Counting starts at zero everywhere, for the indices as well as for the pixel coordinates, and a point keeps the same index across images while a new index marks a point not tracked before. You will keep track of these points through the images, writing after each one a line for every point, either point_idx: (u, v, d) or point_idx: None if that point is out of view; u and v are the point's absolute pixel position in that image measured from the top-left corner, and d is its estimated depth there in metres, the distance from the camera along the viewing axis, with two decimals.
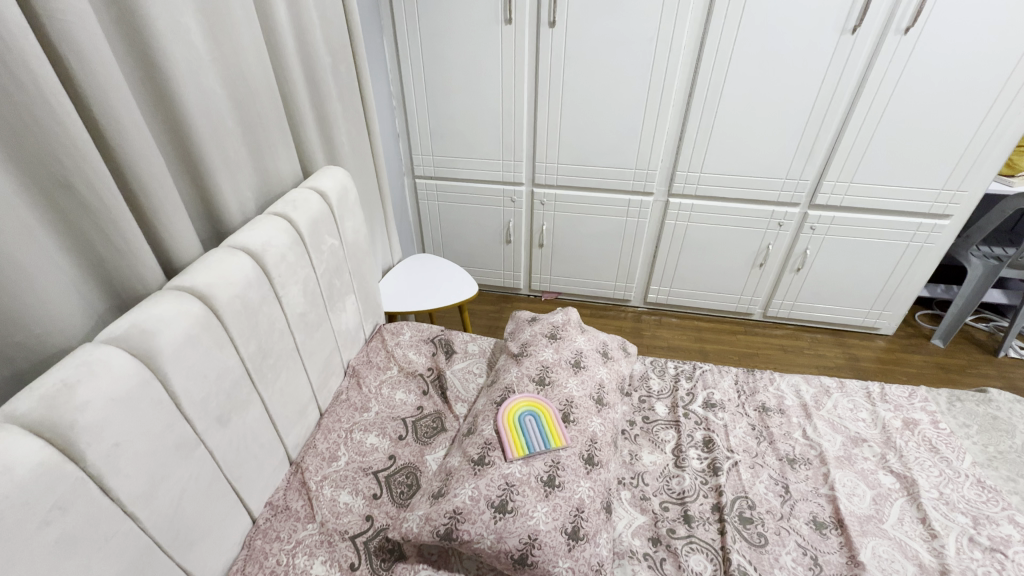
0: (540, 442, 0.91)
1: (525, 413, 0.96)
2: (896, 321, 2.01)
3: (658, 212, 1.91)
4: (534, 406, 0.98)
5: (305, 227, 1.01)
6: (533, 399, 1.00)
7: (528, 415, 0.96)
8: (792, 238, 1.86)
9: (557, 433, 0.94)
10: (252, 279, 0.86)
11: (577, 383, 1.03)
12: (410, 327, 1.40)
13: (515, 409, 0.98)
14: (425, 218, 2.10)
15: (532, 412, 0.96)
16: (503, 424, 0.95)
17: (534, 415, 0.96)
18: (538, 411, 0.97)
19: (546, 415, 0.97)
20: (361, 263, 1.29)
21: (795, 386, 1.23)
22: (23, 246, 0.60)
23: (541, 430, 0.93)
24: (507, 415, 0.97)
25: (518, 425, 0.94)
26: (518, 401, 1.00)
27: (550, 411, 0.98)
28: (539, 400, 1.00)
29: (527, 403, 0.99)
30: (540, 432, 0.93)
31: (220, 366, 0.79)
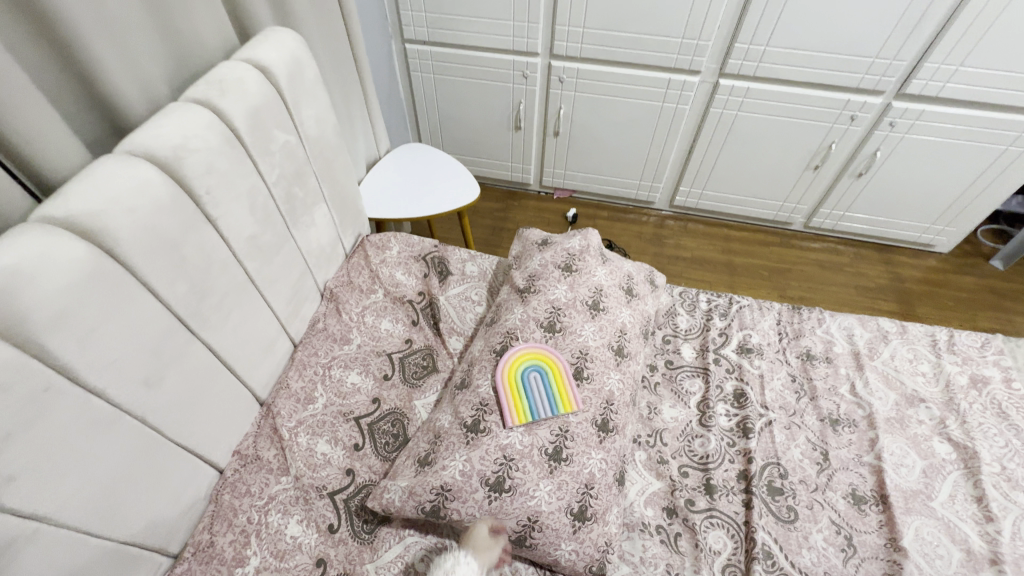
0: (546, 406, 0.77)
1: (529, 368, 0.80)
2: (956, 239, 1.76)
3: (703, 96, 1.55)
4: (540, 358, 0.82)
5: (239, 120, 0.74)
6: (539, 350, 0.83)
7: (532, 372, 0.79)
8: (862, 135, 1.53)
9: (567, 394, 0.78)
10: (165, 201, 0.63)
11: (596, 330, 0.85)
12: (399, 239, 1.18)
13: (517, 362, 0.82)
14: (419, 96, 1.75)
15: (537, 368, 0.80)
16: (501, 384, 0.79)
17: (540, 372, 0.79)
18: (545, 365, 0.81)
19: (553, 371, 0.81)
20: (331, 163, 1.03)
21: (848, 329, 1.05)
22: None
23: (549, 390, 0.78)
24: (506, 371, 0.81)
25: (520, 384, 0.79)
26: (520, 352, 0.83)
27: (559, 365, 0.81)
28: (546, 350, 0.83)
29: (531, 354, 0.82)
30: (547, 393, 0.78)
31: (134, 321, 0.60)
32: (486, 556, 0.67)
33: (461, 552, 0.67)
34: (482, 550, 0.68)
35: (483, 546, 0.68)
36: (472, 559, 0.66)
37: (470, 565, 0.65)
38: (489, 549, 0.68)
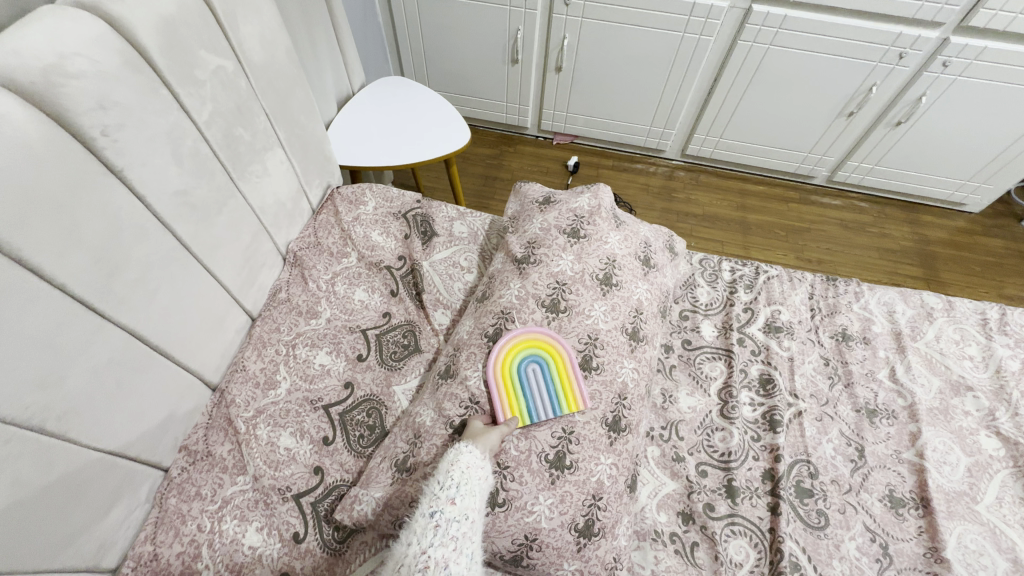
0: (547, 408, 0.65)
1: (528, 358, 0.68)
2: (991, 198, 1.61)
3: (730, 26, 1.34)
4: (541, 346, 0.68)
5: (146, 35, 0.56)
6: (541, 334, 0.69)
7: (528, 367, 0.66)
8: (908, 76, 1.34)
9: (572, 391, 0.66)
10: (37, 145, 0.46)
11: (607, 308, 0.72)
12: (375, 192, 1.01)
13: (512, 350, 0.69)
14: (400, 20, 1.51)
15: (536, 359, 0.67)
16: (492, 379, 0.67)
17: (537, 367, 0.66)
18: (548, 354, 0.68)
19: (556, 363, 0.67)
20: (286, 98, 0.84)
21: (888, 305, 0.93)
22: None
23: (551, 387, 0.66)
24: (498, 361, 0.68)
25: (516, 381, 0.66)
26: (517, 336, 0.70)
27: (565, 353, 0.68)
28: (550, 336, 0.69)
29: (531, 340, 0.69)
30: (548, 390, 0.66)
31: (12, 311, 0.46)
32: (489, 438, 0.60)
33: (459, 444, 0.59)
34: (484, 436, 0.60)
35: (481, 433, 0.61)
36: (472, 447, 0.58)
37: (474, 453, 0.58)
38: (491, 434, 0.61)
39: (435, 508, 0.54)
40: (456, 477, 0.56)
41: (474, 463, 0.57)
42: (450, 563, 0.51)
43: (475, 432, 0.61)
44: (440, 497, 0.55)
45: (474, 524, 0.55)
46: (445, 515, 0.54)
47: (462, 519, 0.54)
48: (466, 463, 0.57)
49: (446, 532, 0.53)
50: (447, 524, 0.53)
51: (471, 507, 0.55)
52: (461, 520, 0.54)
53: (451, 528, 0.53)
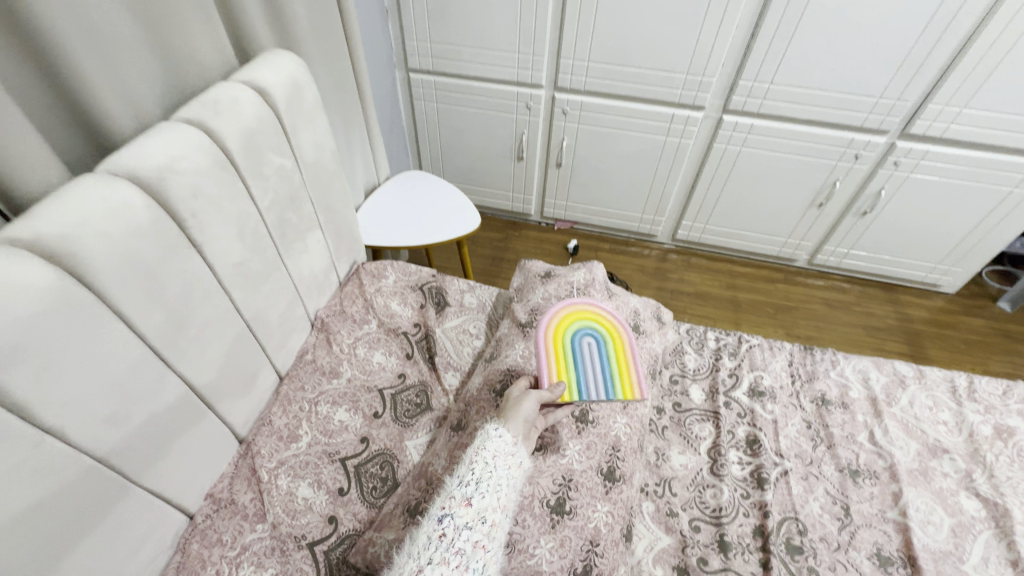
0: (589, 373, 0.79)
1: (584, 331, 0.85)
2: (963, 280, 1.73)
3: (706, 132, 1.55)
4: (606, 327, 0.86)
5: (234, 144, 0.72)
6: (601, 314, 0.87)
7: (597, 341, 0.83)
8: (867, 174, 1.53)
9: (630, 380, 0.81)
10: (145, 224, 0.59)
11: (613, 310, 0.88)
12: (395, 267, 1.14)
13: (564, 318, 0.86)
14: (422, 124, 1.75)
15: (594, 332, 0.85)
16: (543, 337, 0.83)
17: (601, 347, 0.83)
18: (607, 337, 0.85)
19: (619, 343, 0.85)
20: (328, 189, 1.00)
21: (863, 373, 1.00)
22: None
23: (606, 369, 0.81)
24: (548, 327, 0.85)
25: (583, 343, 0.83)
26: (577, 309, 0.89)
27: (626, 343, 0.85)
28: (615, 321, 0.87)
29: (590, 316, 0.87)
30: (602, 373, 0.80)
31: (101, 354, 0.56)
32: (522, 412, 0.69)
33: (490, 426, 0.67)
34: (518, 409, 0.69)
35: (515, 412, 0.69)
36: (501, 431, 0.66)
37: (502, 438, 0.65)
38: (523, 409, 0.70)
39: (446, 512, 0.57)
40: (477, 473, 0.61)
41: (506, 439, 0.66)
42: None
43: (510, 405, 0.71)
44: (455, 498, 0.58)
45: (486, 532, 0.57)
46: (456, 520, 0.56)
47: (474, 524, 0.57)
48: (490, 454, 0.63)
49: (451, 542, 0.54)
50: (458, 531, 0.55)
51: (485, 509, 0.58)
52: (473, 527, 0.57)
53: (463, 533, 0.55)
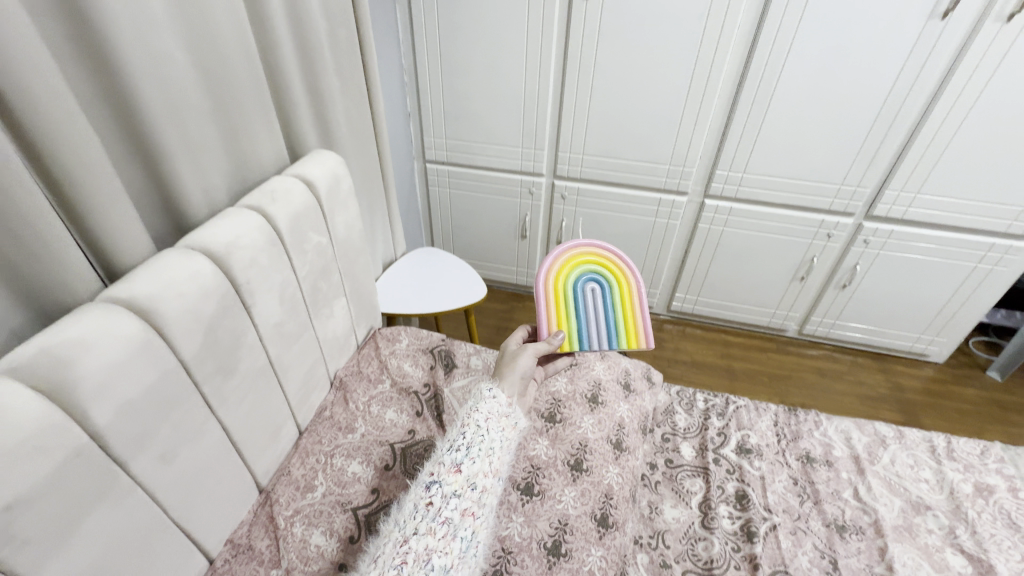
0: (591, 321, 0.93)
1: (588, 276, 0.97)
2: (950, 349, 1.80)
3: (691, 214, 1.73)
4: (609, 270, 0.97)
5: (284, 224, 0.87)
6: (605, 256, 0.98)
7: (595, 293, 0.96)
8: (841, 250, 1.67)
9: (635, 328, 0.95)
10: (211, 289, 0.72)
11: (617, 252, 0.97)
12: (408, 333, 1.25)
13: (566, 263, 0.97)
14: (435, 207, 1.96)
15: (597, 280, 0.97)
16: (553, 287, 0.95)
17: (601, 298, 0.96)
18: (611, 281, 0.97)
19: (622, 289, 0.97)
20: (355, 262, 1.14)
21: (845, 433, 1.07)
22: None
23: (610, 319, 0.94)
24: (551, 276, 0.96)
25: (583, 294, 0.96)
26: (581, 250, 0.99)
27: (631, 285, 0.97)
28: (621, 263, 0.98)
29: (592, 259, 0.98)
30: (607, 321, 0.94)
31: (164, 395, 0.66)
32: (520, 366, 0.82)
33: (483, 386, 0.77)
34: (517, 363, 0.82)
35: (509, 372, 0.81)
36: (494, 391, 0.76)
37: (495, 398, 0.75)
38: (522, 363, 0.82)
39: (436, 479, 0.64)
40: (467, 440, 0.69)
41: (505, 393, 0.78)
42: (430, 559, 0.58)
43: (508, 361, 0.84)
44: (444, 467, 0.66)
45: (474, 500, 0.64)
46: (444, 487, 0.64)
47: (461, 492, 0.64)
48: (480, 422, 0.71)
49: (437, 512, 0.61)
50: (445, 500, 0.63)
51: (472, 476, 0.66)
52: (461, 496, 0.64)
53: (451, 501, 0.63)
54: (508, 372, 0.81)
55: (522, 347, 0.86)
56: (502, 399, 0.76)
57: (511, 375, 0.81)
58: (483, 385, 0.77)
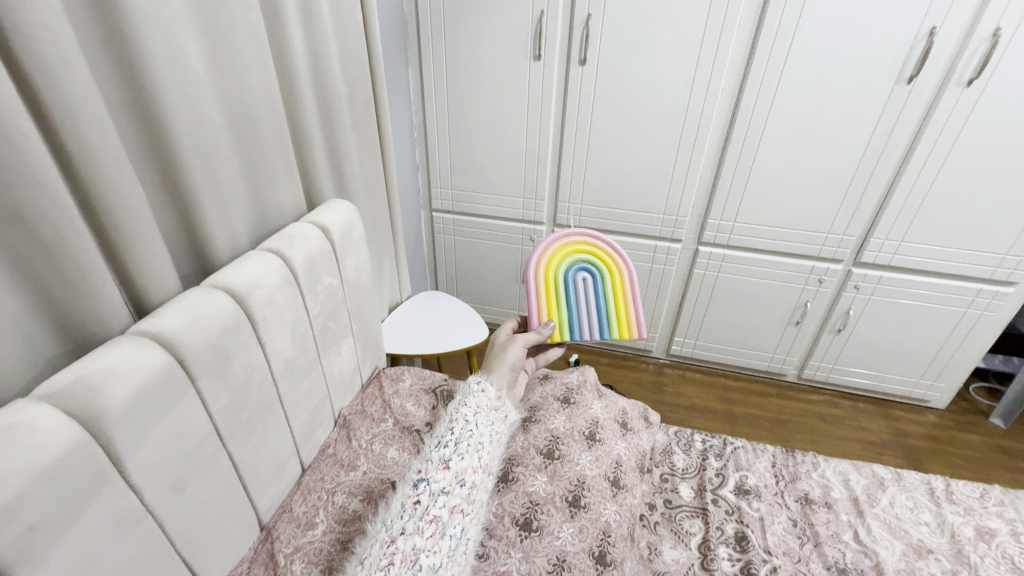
0: (582, 310, 1.00)
1: (578, 267, 1.02)
2: (950, 395, 1.81)
3: (686, 261, 1.79)
4: (600, 260, 1.02)
5: (300, 266, 0.93)
6: (595, 246, 1.02)
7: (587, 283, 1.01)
8: (833, 296, 1.72)
9: (625, 316, 1.01)
10: (230, 325, 0.77)
11: (608, 242, 1.01)
12: (412, 373, 1.28)
13: (557, 254, 1.02)
14: (440, 253, 2.04)
15: (589, 271, 1.02)
16: (545, 278, 1.00)
17: (593, 289, 1.01)
18: (602, 271, 1.02)
19: (615, 279, 1.02)
20: (363, 303, 1.20)
21: (843, 475, 1.08)
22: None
23: (601, 308, 1.01)
24: (543, 267, 1.01)
25: (575, 285, 1.01)
26: (572, 240, 1.03)
27: (621, 274, 1.02)
28: (611, 252, 1.02)
29: (584, 249, 1.02)
30: (597, 311, 1.01)
31: (180, 425, 0.69)
32: (509, 357, 0.89)
33: (470, 379, 0.83)
34: (506, 354, 0.89)
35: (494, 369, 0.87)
36: (481, 384, 0.81)
37: (484, 391, 0.81)
38: (510, 355, 0.89)
39: (425, 478, 0.66)
40: (455, 438, 0.71)
41: (492, 383, 0.85)
42: (418, 558, 0.58)
43: (498, 352, 0.91)
44: (432, 465, 0.68)
45: (462, 496, 0.66)
46: (432, 485, 0.65)
47: (449, 488, 0.66)
48: (468, 419, 0.74)
49: (426, 509, 0.63)
50: (433, 498, 0.64)
51: (460, 473, 0.68)
52: (449, 493, 0.65)
53: (439, 498, 0.64)
54: (497, 363, 0.88)
55: (512, 338, 0.93)
56: (490, 392, 0.81)
57: (500, 366, 0.88)
58: (472, 379, 0.82)
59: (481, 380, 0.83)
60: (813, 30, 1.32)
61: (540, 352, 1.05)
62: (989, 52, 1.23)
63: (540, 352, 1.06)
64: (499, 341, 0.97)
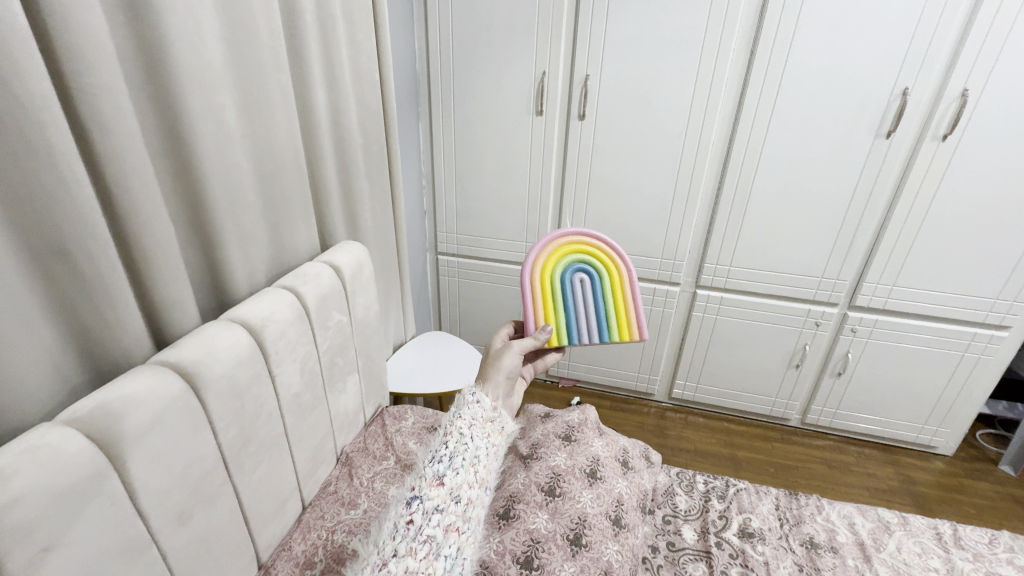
0: (579, 315, 1.00)
1: (576, 267, 1.01)
2: (956, 441, 1.79)
3: (685, 304, 1.83)
4: (598, 260, 1.00)
5: (312, 303, 0.98)
6: (593, 246, 1.01)
7: (585, 287, 1.01)
8: (831, 339, 1.74)
9: (624, 317, 1.01)
10: (245, 357, 0.81)
11: (605, 242, 1.00)
12: (415, 412, 1.29)
13: (554, 256, 1.01)
14: (445, 295, 2.09)
15: (587, 273, 1.01)
16: (541, 282, 1.00)
17: (591, 294, 1.01)
18: (601, 272, 1.01)
19: (613, 280, 1.01)
20: (370, 341, 1.23)
21: (848, 518, 1.06)
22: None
23: (600, 311, 1.00)
24: (539, 270, 1.00)
25: (572, 289, 1.01)
26: (567, 241, 1.02)
27: (620, 273, 1.01)
28: (610, 251, 1.01)
29: (581, 249, 1.01)
30: (596, 313, 1.00)
31: (190, 453, 0.71)
32: (503, 366, 0.90)
33: (465, 389, 0.84)
34: (501, 363, 0.91)
35: (490, 377, 0.89)
36: (476, 393, 0.83)
37: (480, 400, 0.82)
38: (505, 362, 0.91)
39: (418, 497, 0.64)
40: (450, 454, 0.70)
41: (488, 393, 0.87)
42: None
43: (493, 361, 0.92)
44: (426, 483, 0.65)
45: (457, 514, 0.64)
46: (426, 504, 0.63)
47: (443, 507, 0.63)
48: (461, 433, 0.74)
49: (419, 531, 0.60)
50: (426, 518, 0.61)
51: (454, 488, 0.66)
52: (444, 511, 0.63)
53: (433, 516, 0.62)
54: (492, 372, 0.90)
55: (507, 346, 0.95)
56: (485, 403, 0.82)
57: (495, 375, 0.90)
58: (466, 390, 0.83)
59: (475, 391, 0.83)
60: (794, 90, 1.42)
61: (538, 356, 1.07)
62: (960, 110, 1.33)
63: (538, 356, 1.07)
64: (494, 349, 0.99)
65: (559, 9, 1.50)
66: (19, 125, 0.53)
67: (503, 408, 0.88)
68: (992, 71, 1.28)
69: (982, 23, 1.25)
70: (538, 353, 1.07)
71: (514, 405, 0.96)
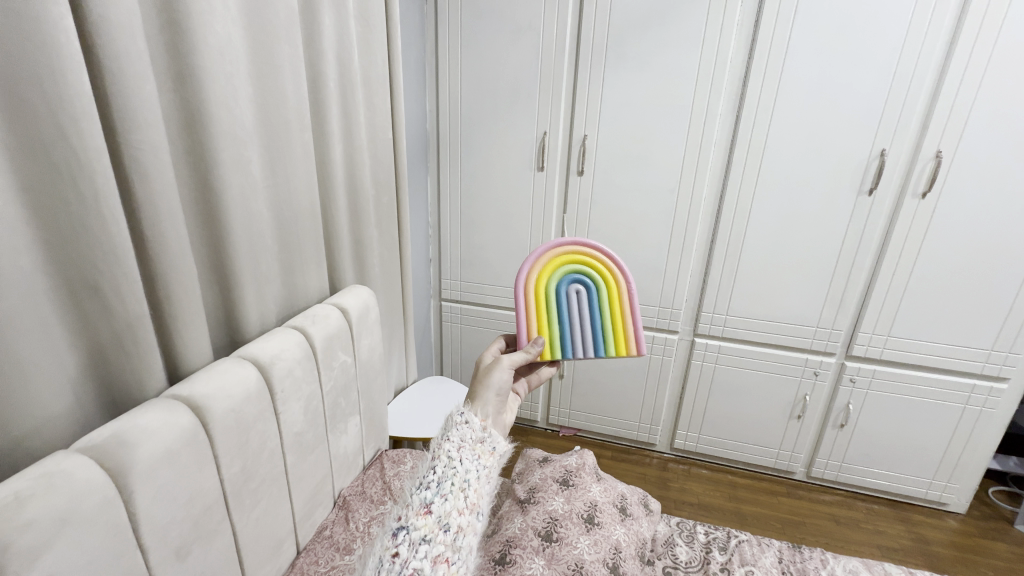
0: (573, 326, 1.04)
1: (572, 279, 1.05)
2: (968, 497, 1.74)
3: (684, 352, 1.85)
4: (597, 272, 1.04)
5: (319, 342, 1.02)
6: (590, 257, 1.04)
7: (584, 302, 1.05)
8: (830, 389, 1.74)
9: (622, 329, 1.05)
10: (252, 393, 0.84)
11: (604, 252, 1.03)
12: (414, 455, 1.30)
13: (549, 267, 1.04)
14: (447, 342, 2.12)
15: (585, 284, 1.05)
16: (537, 290, 1.04)
17: (590, 309, 1.05)
18: (598, 284, 1.05)
19: (611, 290, 1.04)
20: (372, 383, 1.26)
21: (854, 572, 1.02)
22: (26, 328, 0.58)
23: (596, 323, 1.04)
24: (533, 282, 1.04)
25: (572, 304, 1.05)
26: (564, 251, 1.06)
27: (619, 285, 1.05)
28: (609, 263, 1.05)
29: (577, 259, 1.05)
30: (592, 326, 1.04)
31: (194, 485, 0.73)
32: (492, 383, 0.92)
33: (452, 415, 0.85)
34: (489, 380, 0.93)
35: (478, 400, 0.91)
36: (463, 416, 0.84)
37: (467, 421, 0.84)
38: (494, 378, 0.93)
39: (406, 527, 0.63)
40: (438, 483, 0.70)
41: (476, 413, 0.88)
42: None
43: (483, 379, 0.94)
44: (411, 517, 0.65)
45: (446, 544, 0.63)
46: (413, 534, 0.62)
47: (430, 537, 0.62)
48: (447, 461, 0.74)
49: (406, 566, 0.58)
50: (413, 551, 0.60)
51: (445, 516, 0.66)
52: (432, 541, 0.62)
53: (421, 548, 0.61)
54: (481, 390, 0.92)
55: (497, 361, 0.96)
56: (474, 424, 0.84)
57: (484, 394, 0.91)
58: (455, 414, 0.85)
59: (464, 412, 0.86)
60: (779, 148, 1.52)
61: (531, 370, 1.08)
62: (935, 169, 1.41)
63: (532, 370, 1.08)
64: (484, 365, 1.01)
65: (560, 76, 1.64)
66: (73, 174, 0.59)
67: (494, 428, 0.89)
68: (963, 133, 1.37)
69: (949, 90, 1.35)
70: (532, 367, 1.09)
71: (506, 423, 0.96)
